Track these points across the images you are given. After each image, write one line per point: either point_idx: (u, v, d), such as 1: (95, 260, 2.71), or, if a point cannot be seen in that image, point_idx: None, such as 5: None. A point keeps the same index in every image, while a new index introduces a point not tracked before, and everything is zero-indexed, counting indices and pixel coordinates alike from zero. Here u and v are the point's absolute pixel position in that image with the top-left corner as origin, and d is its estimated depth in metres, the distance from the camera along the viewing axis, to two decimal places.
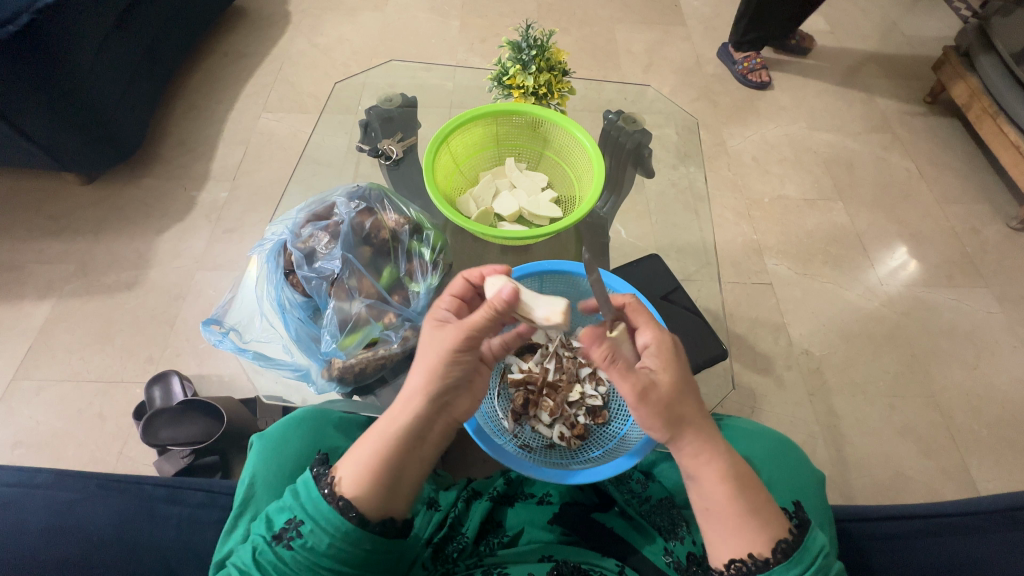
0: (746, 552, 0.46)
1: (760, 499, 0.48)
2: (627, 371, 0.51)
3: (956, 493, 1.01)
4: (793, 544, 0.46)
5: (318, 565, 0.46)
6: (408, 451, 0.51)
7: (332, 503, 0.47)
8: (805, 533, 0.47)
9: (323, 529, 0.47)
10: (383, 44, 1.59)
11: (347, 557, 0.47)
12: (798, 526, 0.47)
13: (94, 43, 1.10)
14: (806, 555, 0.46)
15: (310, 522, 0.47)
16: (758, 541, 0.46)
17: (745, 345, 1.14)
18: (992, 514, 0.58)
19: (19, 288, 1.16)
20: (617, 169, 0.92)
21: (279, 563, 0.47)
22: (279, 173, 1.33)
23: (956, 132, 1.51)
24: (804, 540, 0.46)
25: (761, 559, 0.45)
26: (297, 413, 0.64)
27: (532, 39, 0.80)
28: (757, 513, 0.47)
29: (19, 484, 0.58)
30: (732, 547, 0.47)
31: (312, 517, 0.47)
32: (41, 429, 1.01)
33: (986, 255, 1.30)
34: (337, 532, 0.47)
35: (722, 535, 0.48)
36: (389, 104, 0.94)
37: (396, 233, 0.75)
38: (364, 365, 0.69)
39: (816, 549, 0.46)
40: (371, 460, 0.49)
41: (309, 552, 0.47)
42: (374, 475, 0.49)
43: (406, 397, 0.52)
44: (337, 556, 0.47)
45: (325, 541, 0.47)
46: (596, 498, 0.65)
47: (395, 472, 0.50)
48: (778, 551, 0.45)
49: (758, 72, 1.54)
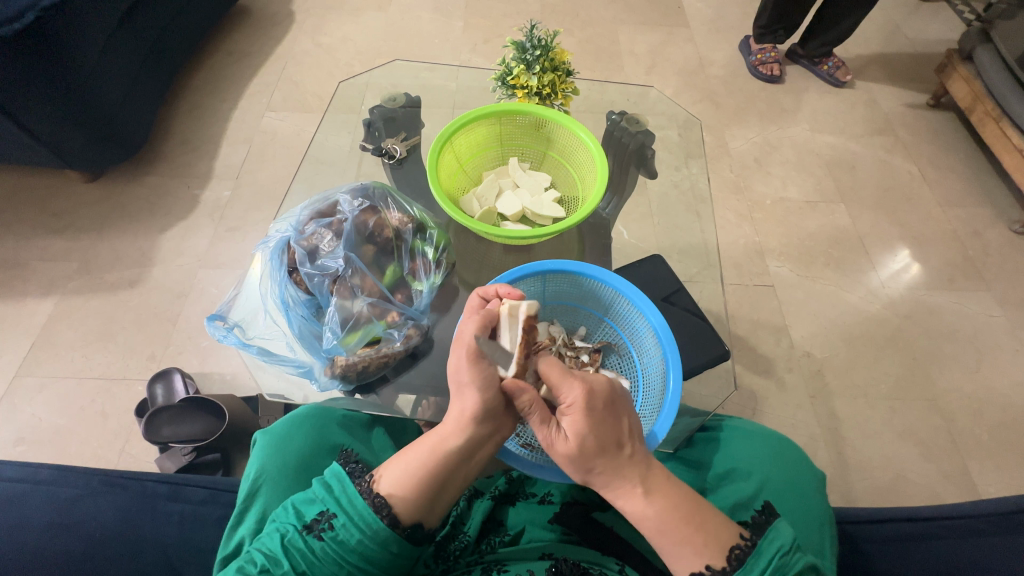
0: (703, 563, 0.46)
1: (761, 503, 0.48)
2: (542, 422, 0.53)
3: (956, 496, 1.01)
4: (747, 550, 0.47)
5: (343, 560, 0.47)
6: (455, 468, 0.53)
7: (366, 494, 0.50)
8: (761, 535, 0.48)
9: (355, 525, 0.48)
10: (387, 43, 1.59)
11: (373, 556, 0.48)
12: (753, 531, 0.49)
13: (99, 41, 1.10)
14: (762, 558, 0.46)
15: (343, 516, 0.48)
16: (710, 552, 0.46)
17: (747, 347, 1.14)
18: (992, 517, 0.58)
19: (22, 284, 1.16)
20: (620, 170, 0.93)
21: (308, 554, 0.47)
22: (282, 171, 1.33)
23: (959, 135, 1.51)
24: (758, 543, 0.47)
25: (717, 569, 0.46)
26: (302, 411, 0.64)
27: (537, 39, 0.79)
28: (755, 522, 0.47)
29: (20, 479, 0.57)
30: (692, 559, 0.47)
31: (346, 511, 0.49)
32: (44, 426, 1.01)
33: (988, 258, 1.30)
34: (368, 529, 0.48)
35: (681, 548, 0.47)
36: (393, 104, 0.95)
37: (400, 232, 0.76)
38: (366, 364, 0.69)
39: (772, 549, 0.46)
40: (411, 472, 0.52)
41: (337, 547, 0.47)
42: (416, 486, 0.51)
43: (458, 417, 0.54)
44: (363, 554, 0.48)
45: (356, 537, 0.48)
46: (596, 496, 0.64)
47: (435, 485, 0.52)
48: (733, 560, 0.46)
49: (769, 64, 1.57)
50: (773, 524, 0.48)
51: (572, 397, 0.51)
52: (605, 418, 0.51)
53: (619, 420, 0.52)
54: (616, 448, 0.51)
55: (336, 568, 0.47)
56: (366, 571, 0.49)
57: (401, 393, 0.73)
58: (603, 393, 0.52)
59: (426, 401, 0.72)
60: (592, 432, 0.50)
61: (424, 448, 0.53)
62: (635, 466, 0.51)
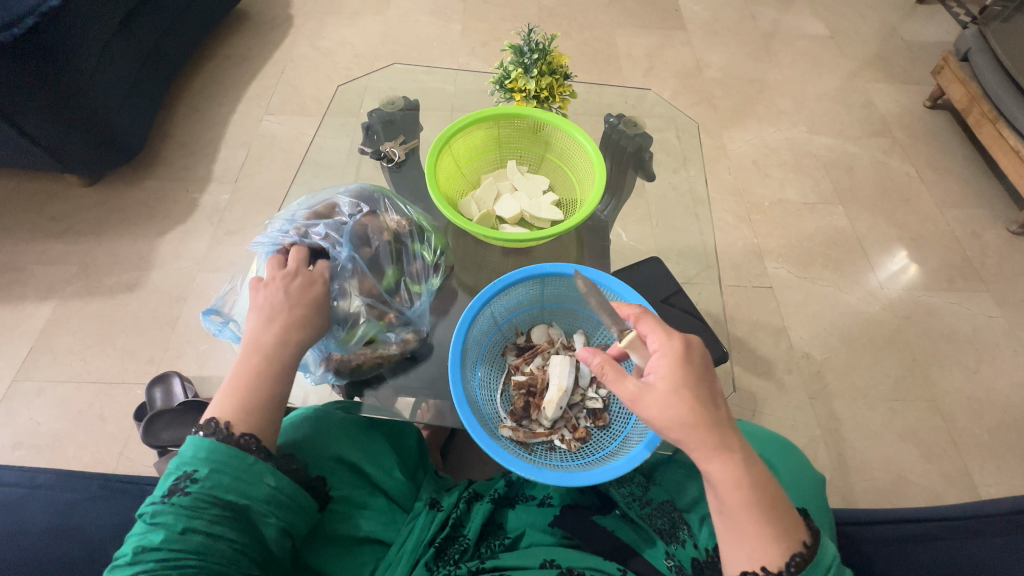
0: (757, 565, 0.45)
1: (778, 508, 0.47)
2: (619, 378, 0.50)
3: (957, 497, 1.01)
4: (806, 558, 0.45)
5: (219, 500, 0.48)
6: (276, 374, 0.56)
7: (220, 437, 0.50)
8: (817, 542, 0.47)
9: (221, 464, 0.49)
10: (386, 47, 1.60)
11: (251, 491, 0.49)
12: (811, 536, 0.47)
13: (97, 46, 1.11)
14: (819, 568, 0.45)
15: (204, 465, 0.48)
16: (769, 555, 0.45)
17: (746, 348, 1.14)
18: (996, 518, 0.57)
19: (20, 289, 1.16)
20: (618, 172, 0.93)
21: (178, 513, 0.46)
22: (281, 175, 1.33)
23: (956, 136, 1.51)
24: (817, 552, 0.46)
25: (772, 572, 0.44)
26: (293, 416, 0.62)
27: (534, 43, 0.80)
28: (777, 526, 0.46)
29: (19, 484, 0.58)
30: (745, 560, 0.45)
31: (207, 458, 0.49)
32: (42, 431, 1.01)
33: (986, 259, 1.30)
34: (236, 463, 0.49)
35: (738, 547, 0.46)
36: (391, 107, 0.94)
37: (398, 234, 0.75)
38: (362, 362, 0.70)
39: (828, 562, 0.46)
40: (233, 391, 0.54)
41: (207, 490, 0.48)
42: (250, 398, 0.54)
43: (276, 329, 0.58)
44: (237, 489, 0.49)
45: (224, 476, 0.49)
46: (596, 500, 0.65)
47: (270, 401, 0.55)
48: (791, 565, 0.45)
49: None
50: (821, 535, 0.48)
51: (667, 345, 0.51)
52: (702, 372, 0.50)
53: (715, 380, 0.50)
54: (714, 406, 0.49)
55: (208, 511, 0.47)
56: (250, 523, 0.49)
57: (401, 396, 0.73)
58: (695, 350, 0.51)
59: (425, 404, 0.73)
60: (690, 385, 0.48)
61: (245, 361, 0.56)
62: (730, 428, 0.48)
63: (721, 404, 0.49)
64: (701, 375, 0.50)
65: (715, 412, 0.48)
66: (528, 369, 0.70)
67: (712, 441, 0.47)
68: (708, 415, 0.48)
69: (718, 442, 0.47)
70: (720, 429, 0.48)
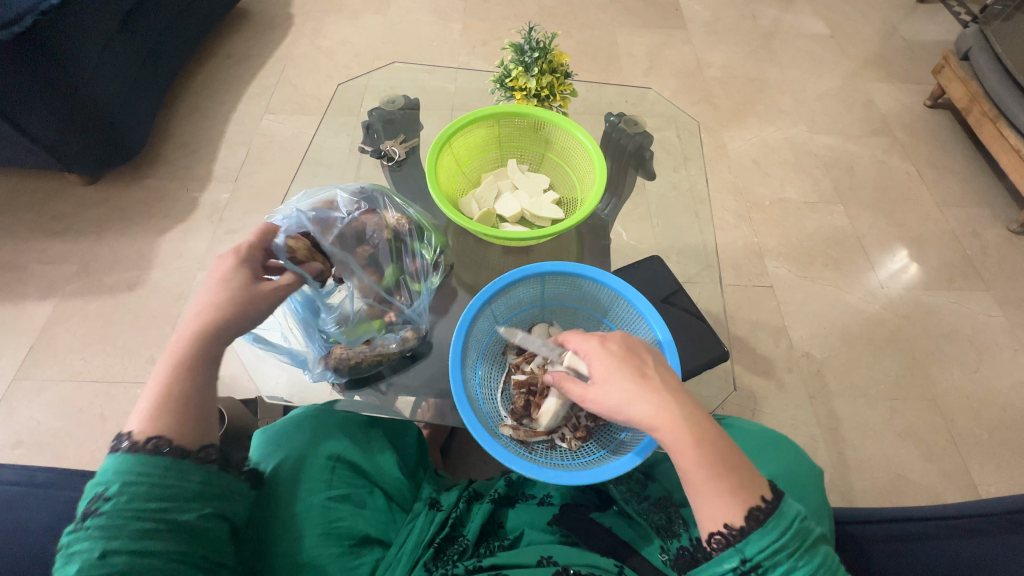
0: (722, 524, 0.45)
1: (731, 460, 0.47)
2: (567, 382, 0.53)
3: (957, 496, 1.01)
4: (767, 510, 0.44)
5: (141, 512, 0.42)
6: (200, 369, 0.50)
7: (132, 449, 0.45)
8: (780, 497, 0.45)
9: (137, 477, 0.43)
10: (386, 46, 1.60)
11: (177, 494, 0.45)
12: (773, 492, 0.46)
13: (97, 44, 1.10)
14: (783, 521, 0.44)
15: (117, 480, 0.43)
16: (729, 510, 0.45)
17: (746, 347, 1.14)
18: (994, 517, 0.57)
19: (20, 287, 1.16)
20: (618, 171, 0.93)
21: (97, 534, 0.41)
22: (281, 174, 1.33)
23: (957, 136, 1.51)
24: (778, 506, 0.45)
25: (735, 528, 0.44)
26: (296, 415, 0.64)
27: (535, 41, 0.80)
28: (732, 480, 0.45)
29: (19, 482, 0.58)
30: (709, 519, 0.45)
31: (120, 475, 0.43)
32: (41, 429, 1.01)
33: (987, 258, 1.30)
34: (156, 472, 0.44)
35: (704, 503, 0.46)
36: (391, 106, 0.94)
37: (398, 233, 0.75)
38: (360, 359, 0.70)
39: (791, 513, 0.44)
40: (155, 398, 0.47)
41: (126, 506, 0.42)
42: (172, 406, 0.47)
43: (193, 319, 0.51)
44: (161, 496, 0.44)
45: (143, 489, 0.43)
46: (596, 498, 0.65)
47: (192, 400, 0.49)
48: (752, 519, 0.44)
49: None
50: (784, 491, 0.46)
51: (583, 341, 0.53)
52: (625, 353, 0.51)
53: (640, 356, 0.52)
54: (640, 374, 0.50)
55: (133, 527, 0.42)
56: (188, 530, 0.45)
57: (401, 396, 0.74)
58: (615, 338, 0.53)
59: (425, 403, 0.73)
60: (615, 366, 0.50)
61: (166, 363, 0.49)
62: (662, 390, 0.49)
63: (652, 372, 0.50)
64: (624, 354, 0.51)
65: (642, 381, 0.49)
66: (529, 368, 0.69)
67: (645, 403, 0.48)
68: (644, 387, 0.49)
69: (652, 403, 0.48)
70: (655, 395, 0.48)
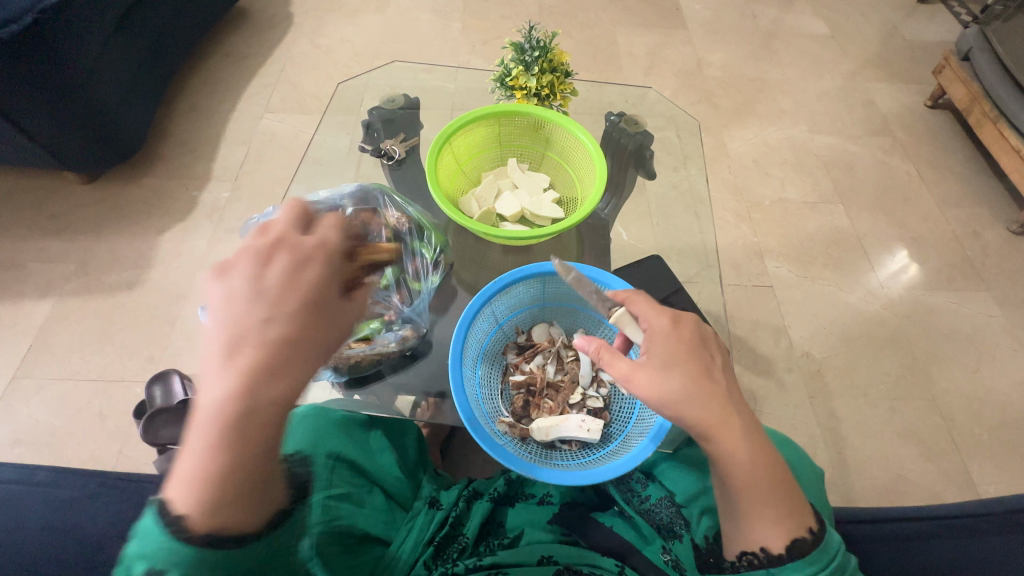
0: (759, 546, 0.46)
1: (781, 495, 0.46)
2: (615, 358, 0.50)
3: (957, 496, 1.01)
4: (810, 544, 0.45)
5: None
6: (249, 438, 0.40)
7: (178, 533, 0.37)
8: (824, 530, 0.46)
9: (191, 564, 0.37)
10: (385, 45, 1.59)
11: (240, 569, 0.40)
12: (818, 525, 0.46)
13: (97, 43, 1.10)
14: (825, 554, 0.45)
15: (173, 568, 0.36)
16: (770, 538, 0.45)
17: (746, 347, 1.14)
18: (993, 516, 0.57)
19: (19, 286, 1.16)
20: (619, 171, 0.93)
21: None
22: (280, 172, 1.33)
23: (957, 136, 1.51)
24: (823, 539, 0.45)
25: (773, 553, 0.45)
26: (296, 412, 0.63)
27: (535, 40, 0.80)
28: (778, 513, 0.46)
29: (19, 480, 0.57)
30: (747, 540, 0.46)
31: (172, 562, 0.37)
32: (40, 428, 1.01)
33: (987, 258, 1.30)
34: (213, 555, 0.38)
35: (744, 524, 0.47)
36: (392, 105, 0.94)
37: (397, 232, 0.75)
38: (361, 358, 0.68)
39: (833, 548, 0.45)
40: (204, 471, 0.39)
41: None
42: (213, 480, 0.38)
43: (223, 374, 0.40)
44: (228, 573, 0.39)
45: (205, 574, 0.38)
46: (596, 498, 0.66)
47: (235, 470, 0.39)
48: (793, 550, 0.45)
49: None
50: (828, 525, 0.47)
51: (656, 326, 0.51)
52: (690, 348, 0.50)
53: (707, 354, 0.51)
54: (706, 378, 0.49)
55: None
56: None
57: (401, 394, 0.73)
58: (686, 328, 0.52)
59: (425, 402, 0.73)
60: (676, 360, 0.49)
61: (198, 427, 0.39)
62: (725, 398, 0.48)
63: (717, 374, 0.50)
64: (690, 349, 0.50)
65: (709, 384, 0.48)
66: (528, 368, 0.70)
67: (711, 409, 0.47)
68: (703, 384, 0.48)
69: (713, 408, 0.47)
70: (713, 403, 0.48)
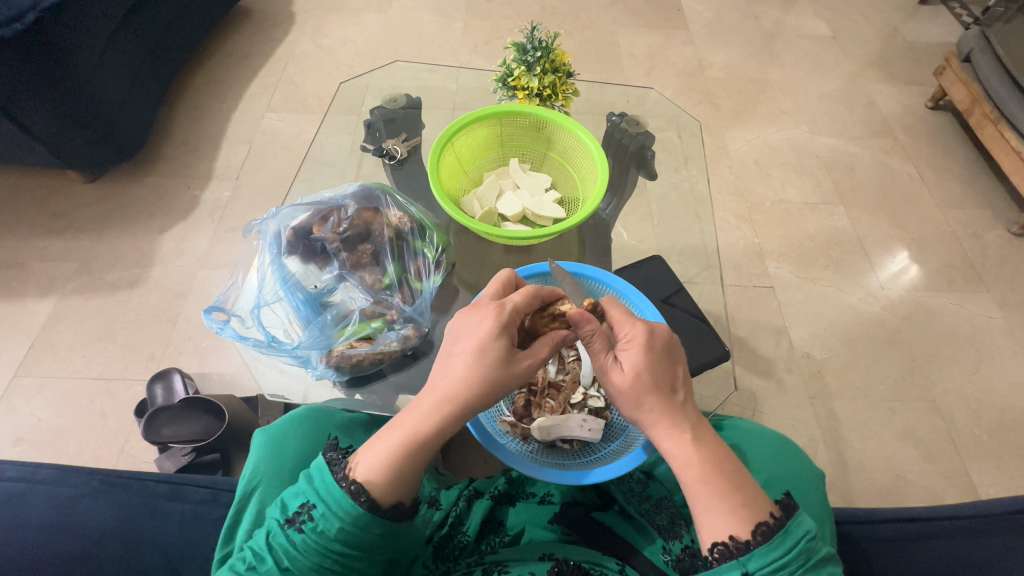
0: (727, 534, 0.44)
1: (739, 478, 0.47)
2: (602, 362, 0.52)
3: (956, 497, 1.01)
4: (773, 527, 0.44)
5: (326, 549, 0.46)
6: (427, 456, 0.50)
7: (344, 485, 0.47)
8: (790, 515, 0.45)
9: (334, 514, 0.46)
10: (387, 44, 1.60)
11: (357, 542, 0.47)
12: (783, 509, 0.46)
13: (99, 42, 1.11)
14: (788, 538, 0.44)
15: (322, 506, 0.47)
16: (733, 523, 0.45)
17: (747, 347, 1.14)
18: (992, 517, 0.57)
19: (21, 285, 1.16)
20: (620, 171, 0.93)
21: (290, 548, 0.46)
22: (282, 172, 1.33)
23: (957, 137, 1.51)
24: (787, 524, 0.44)
25: (741, 541, 0.44)
26: (299, 411, 0.65)
27: (537, 40, 0.80)
28: (739, 497, 0.46)
29: (20, 478, 0.57)
30: (714, 529, 0.45)
31: (324, 501, 0.47)
32: (42, 426, 1.01)
33: (987, 260, 1.30)
34: (347, 516, 0.46)
35: (708, 511, 0.46)
36: (394, 105, 0.94)
37: (400, 231, 0.76)
38: (362, 358, 0.68)
39: (800, 531, 0.44)
40: (391, 468, 0.48)
41: (317, 537, 0.46)
42: (390, 476, 0.48)
43: (443, 388, 0.51)
44: (347, 541, 0.47)
45: (336, 527, 0.46)
46: (597, 498, 0.65)
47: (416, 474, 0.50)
48: (757, 534, 0.44)
49: None
50: (798, 507, 0.46)
51: (633, 333, 0.53)
52: (662, 359, 0.52)
53: (674, 367, 0.53)
54: (670, 391, 0.51)
55: (318, 557, 0.46)
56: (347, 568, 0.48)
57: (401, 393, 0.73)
58: (661, 335, 0.54)
59: None
60: (650, 371, 0.51)
61: (399, 428, 0.51)
62: (687, 411, 0.51)
63: (680, 389, 0.52)
64: (662, 360, 0.52)
65: (672, 396, 0.51)
66: None
67: (678, 419, 0.50)
68: (661, 396, 0.51)
69: (679, 419, 0.50)
70: (670, 411, 0.50)
